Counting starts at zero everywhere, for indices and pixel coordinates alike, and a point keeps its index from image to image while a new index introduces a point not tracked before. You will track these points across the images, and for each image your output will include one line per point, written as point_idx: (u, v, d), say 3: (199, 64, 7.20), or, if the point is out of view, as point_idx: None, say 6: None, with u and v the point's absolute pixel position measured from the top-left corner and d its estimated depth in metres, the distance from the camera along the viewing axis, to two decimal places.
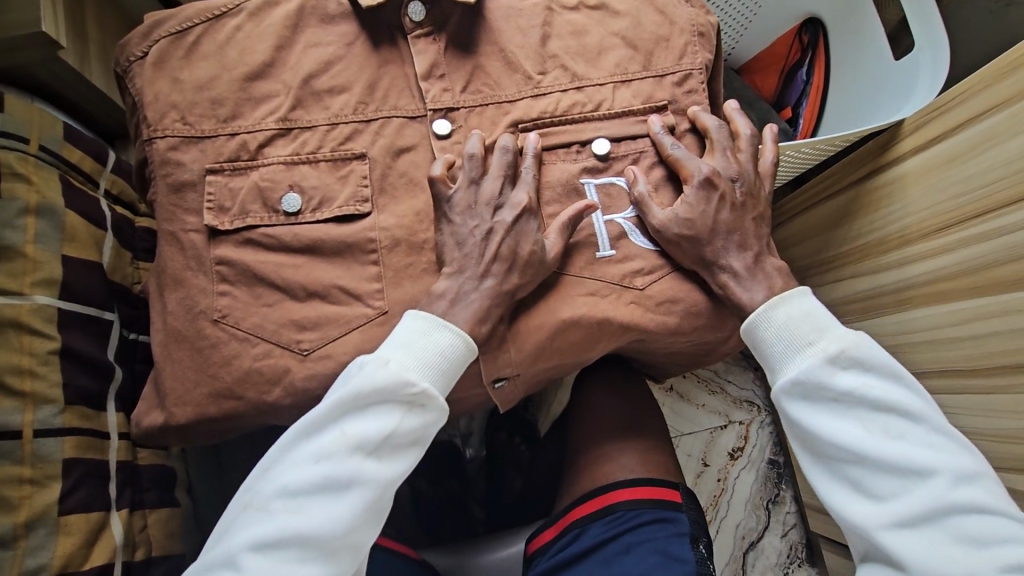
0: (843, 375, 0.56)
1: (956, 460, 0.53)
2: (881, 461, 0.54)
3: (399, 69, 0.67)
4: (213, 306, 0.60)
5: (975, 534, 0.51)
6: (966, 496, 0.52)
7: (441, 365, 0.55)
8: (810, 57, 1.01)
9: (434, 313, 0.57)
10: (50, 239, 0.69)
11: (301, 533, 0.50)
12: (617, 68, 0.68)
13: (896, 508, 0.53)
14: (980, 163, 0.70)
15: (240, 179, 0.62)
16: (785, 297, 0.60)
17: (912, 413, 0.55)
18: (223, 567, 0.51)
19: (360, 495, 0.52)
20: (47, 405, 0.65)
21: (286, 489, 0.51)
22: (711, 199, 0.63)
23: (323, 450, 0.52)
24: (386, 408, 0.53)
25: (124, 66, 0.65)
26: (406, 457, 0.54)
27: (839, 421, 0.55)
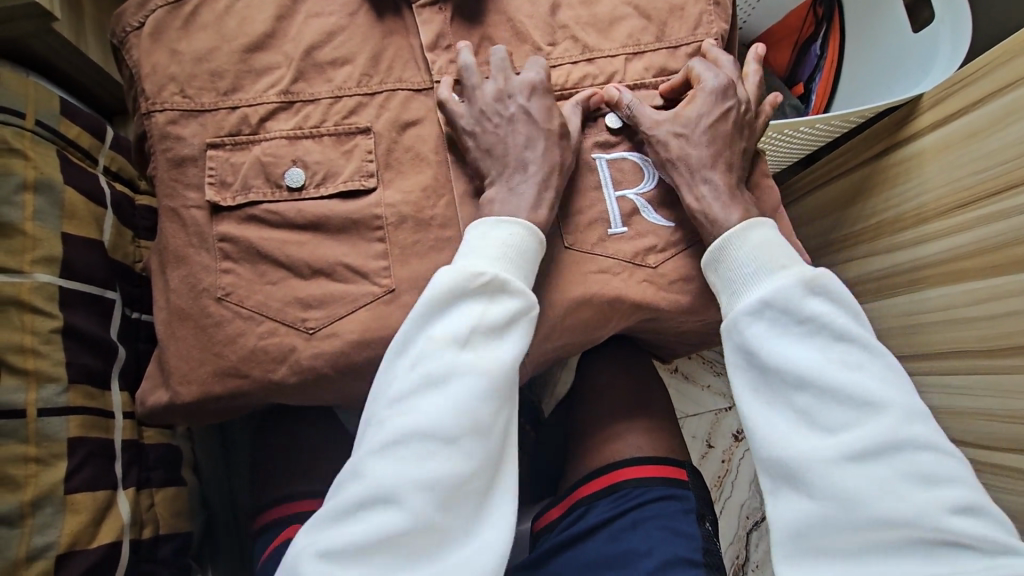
0: (800, 301, 0.53)
1: (905, 396, 0.52)
2: (831, 391, 0.51)
3: (403, 40, 0.65)
4: (216, 284, 0.59)
5: (921, 470, 0.49)
6: (915, 432, 0.50)
7: (510, 254, 0.55)
8: (825, 31, 0.98)
9: (486, 215, 0.57)
10: (49, 216, 0.68)
11: (419, 430, 0.50)
12: (628, 39, 0.66)
13: (844, 440, 0.50)
14: (1004, 136, 0.68)
15: (242, 154, 0.61)
16: (746, 226, 0.57)
17: (866, 346, 0.53)
18: (350, 483, 0.51)
19: (466, 383, 0.51)
20: (50, 384, 0.64)
21: (390, 398, 0.52)
22: (715, 109, 0.61)
23: (414, 353, 0.52)
24: (466, 302, 0.53)
25: (120, 36, 0.63)
26: (504, 346, 0.54)
27: (791, 349, 0.53)
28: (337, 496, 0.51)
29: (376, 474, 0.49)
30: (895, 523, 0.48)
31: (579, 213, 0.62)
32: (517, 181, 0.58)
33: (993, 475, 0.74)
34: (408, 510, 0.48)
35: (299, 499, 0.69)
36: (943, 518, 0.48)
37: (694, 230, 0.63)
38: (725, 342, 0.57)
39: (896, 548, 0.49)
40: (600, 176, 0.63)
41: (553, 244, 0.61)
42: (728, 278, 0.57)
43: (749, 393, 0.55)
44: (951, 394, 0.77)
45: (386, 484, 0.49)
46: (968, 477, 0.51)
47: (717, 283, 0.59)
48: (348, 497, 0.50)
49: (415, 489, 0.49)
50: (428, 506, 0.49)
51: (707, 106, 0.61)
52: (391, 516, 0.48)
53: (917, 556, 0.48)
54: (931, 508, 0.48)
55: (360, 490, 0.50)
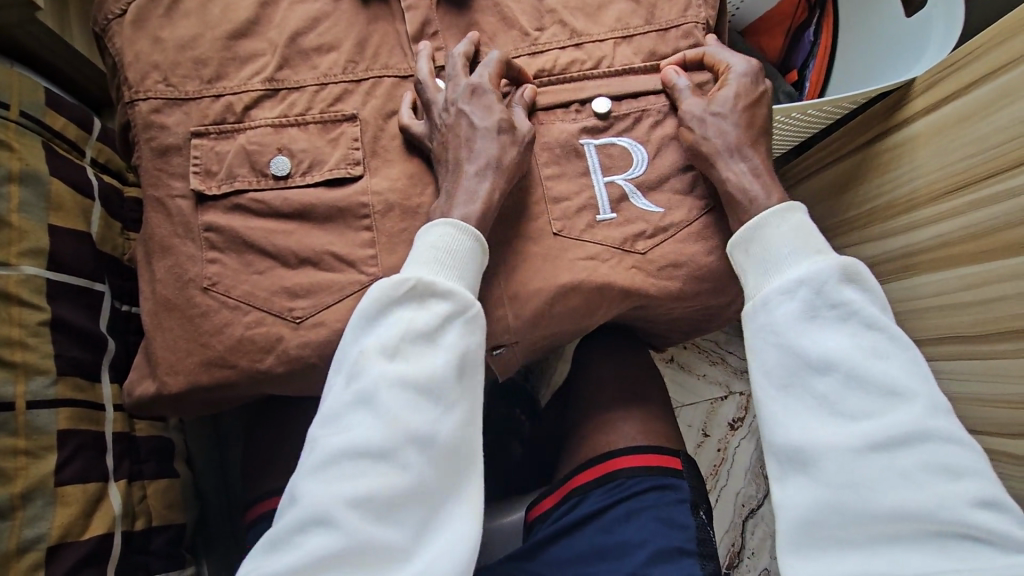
0: (835, 287, 0.53)
1: (931, 389, 0.51)
2: (857, 378, 0.51)
3: (389, 26, 0.64)
4: (202, 274, 0.58)
5: (947, 462, 0.49)
6: (939, 423, 0.50)
7: (439, 255, 0.54)
8: (818, 17, 0.98)
9: (428, 221, 0.57)
10: (35, 207, 0.67)
11: (349, 448, 0.50)
12: (617, 23, 0.65)
13: (866, 428, 0.50)
14: (997, 120, 0.67)
15: (227, 143, 0.60)
16: (785, 209, 0.57)
17: (894, 337, 0.52)
18: (286, 506, 0.51)
19: (394, 394, 0.51)
20: (39, 376, 0.64)
21: (324, 416, 0.52)
22: (750, 91, 0.62)
23: (348, 366, 0.53)
24: (394, 311, 0.53)
25: (102, 24, 0.62)
26: (434, 351, 0.53)
27: (820, 334, 0.53)
28: (278, 522, 0.51)
29: (311, 495, 0.49)
30: (914, 513, 0.48)
31: (568, 200, 0.62)
32: (457, 181, 0.57)
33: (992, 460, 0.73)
34: (344, 532, 0.48)
35: None
36: (964, 510, 0.47)
37: (684, 216, 0.62)
38: (749, 324, 0.56)
39: (908, 540, 0.48)
40: (588, 162, 0.63)
41: (541, 231, 0.61)
42: (759, 259, 0.57)
43: (767, 377, 0.55)
44: (949, 380, 0.77)
45: (320, 505, 0.48)
46: (990, 471, 0.50)
47: (745, 264, 0.58)
48: (282, 524, 0.50)
49: (348, 509, 0.48)
50: (361, 522, 0.48)
51: (741, 88, 0.61)
52: (325, 539, 0.47)
53: (929, 548, 0.48)
54: (953, 500, 0.48)
55: (290, 513, 0.50)
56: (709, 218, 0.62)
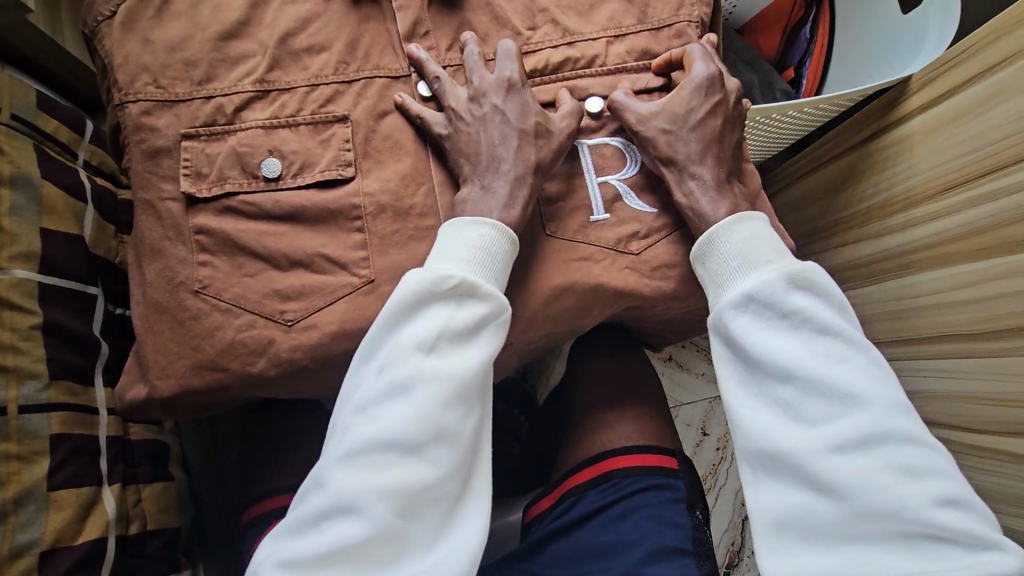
0: (783, 295, 0.53)
1: (890, 391, 0.51)
2: (814, 384, 0.51)
3: (380, 26, 0.64)
4: (193, 277, 0.58)
5: (908, 464, 0.48)
6: (899, 425, 0.49)
7: (482, 256, 0.55)
8: (814, 15, 0.97)
9: (459, 215, 0.57)
10: (26, 211, 0.67)
11: (378, 440, 0.49)
12: (610, 22, 0.65)
13: (825, 433, 0.50)
14: (992, 117, 0.67)
15: (218, 145, 0.60)
16: (732, 222, 0.57)
17: (851, 340, 0.52)
18: (312, 490, 0.51)
19: (433, 390, 0.51)
20: (31, 381, 0.63)
21: (356, 405, 0.51)
22: (704, 101, 0.61)
23: (380, 359, 0.52)
24: (433, 306, 0.53)
25: (91, 26, 0.62)
26: (467, 350, 0.53)
27: (776, 341, 0.52)
28: (299, 508, 0.51)
29: (339, 483, 0.49)
30: (881, 516, 0.48)
31: (561, 200, 0.62)
32: (476, 192, 0.57)
33: (991, 459, 0.73)
34: (370, 520, 0.48)
35: (285, 493, 0.68)
36: (928, 511, 0.47)
37: (678, 215, 0.62)
38: (712, 333, 0.56)
39: (875, 541, 0.48)
40: (582, 162, 0.63)
41: (535, 232, 0.61)
42: (715, 271, 0.57)
43: (732, 384, 0.55)
44: (948, 378, 0.76)
45: (347, 492, 0.48)
46: (955, 471, 0.49)
47: (705, 275, 0.58)
48: (308, 509, 0.50)
49: (374, 500, 0.48)
50: (388, 513, 0.48)
51: (696, 99, 0.60)
52: (352, 528, 0.48)
53: (898, 549, 0.47)
54: (916, 500, 0.47)
55: (317, 498, 0.50)
56: None
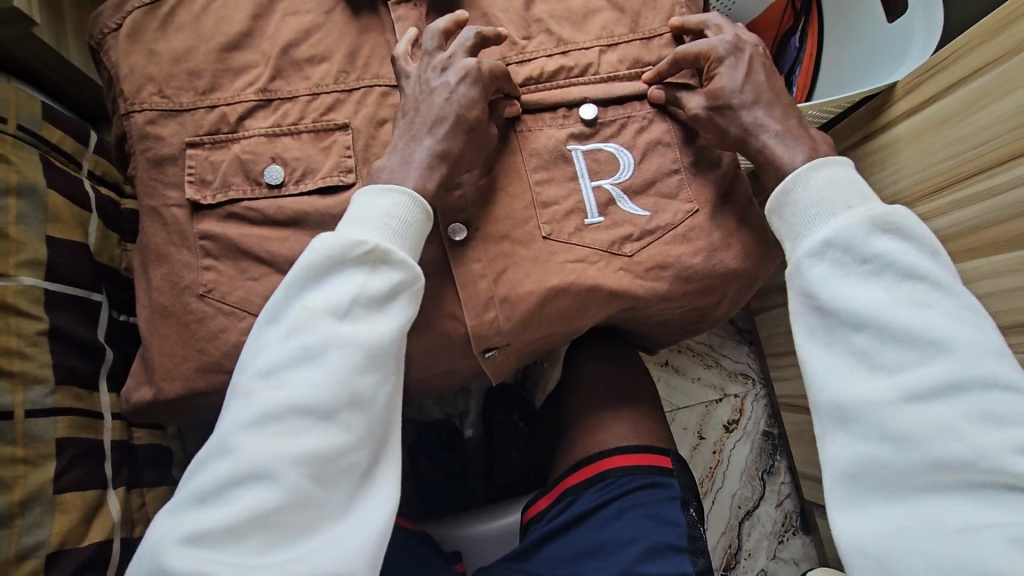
0: (867, 239, 0.54)
1: (976, 336, 0.51)
2: (893, 331, 0.52)
3: (379, 36, 0.66)
4: (198, 282, 0.60)
5: (989, 410, 0.49)
6: (984, 371, 0.50)
7: (394, 225, 0.55)
8: (803, 24, 0.99)
9: (373, 182, 0.57)
10: (33, 219, 0.68)
11: (289, 405, 0.50)
12: (602, 31, 0.67)
13: (904, 381, 0.51)
14: (974, 123, 0.69)
15: (221, 152, 0.61)
16: (813, 167, 0.57)
17: (936, 285, 0.53)
18: (216, 457, 0.51)
19: (344, 356, 0.52)
20: (37, 386, 0.64)
21: (265, 370, 0.52)
22: (742, 63, 0.61)
23: (291, 324, 0.53)
24: (346, 272, 0.54)
25: (98, 38, 0.63)
26: (381, 317, 0.54)
27: (853, 289, 0.54)
28: (202, 475, 0.51)
29: (249, 448, 0.50)
30: (955, 463, 0.49)
31: (556, 203, 0.63)
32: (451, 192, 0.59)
33: None
34: (282, 486, 0.49)
35: None
36: (1007, 459, 0.48)
37: (671, 218, 0.63)
38: (789, 286, 0.58)
39: (950, 488, 0.50)
40: (576, 167, 0.64)
41: (531, 235, 0.62)
42: (793, 223, 0.58)
43: (808, 337, 0.56)
44: None
45: (257, 459, 0.49)
46: None
47: (780, 229, 0.59)
48: (212, 476, 0.50)
49: (287, 465, 0.49)
50: (303, 478, 0.49)
51: (734, 65, 0.61)
52: (262, 494, 0.49)
53: (971, 498, 0.49)
54: (996, 448, 0.48)
55: (223, 464, 0.50)
56: (696, 220, 0.63)
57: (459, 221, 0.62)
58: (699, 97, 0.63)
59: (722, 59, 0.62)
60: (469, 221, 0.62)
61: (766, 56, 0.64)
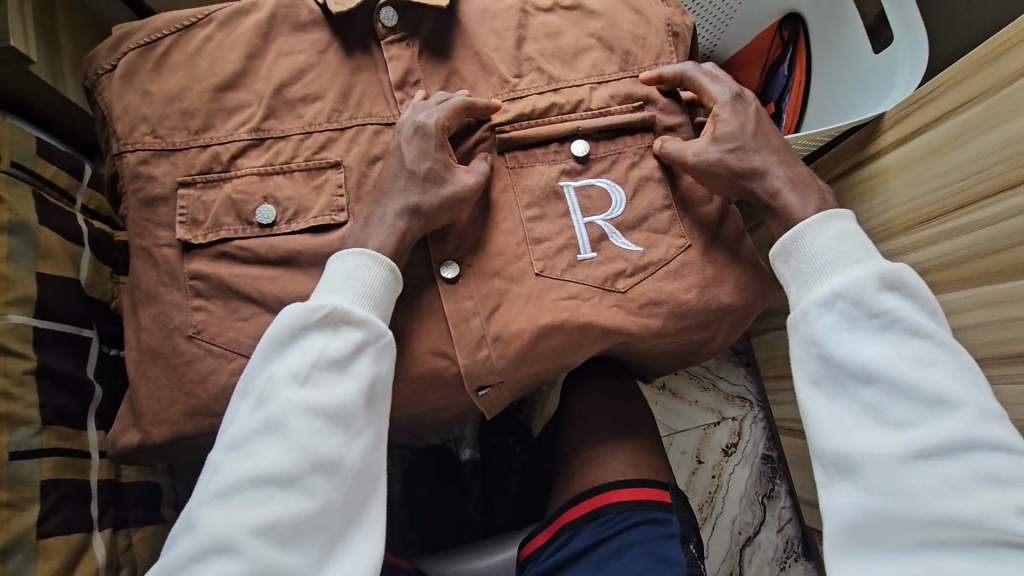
0: (874, 295, 0.54)
1: (982, 396, 0.51)
2: (901, 387, 0.52)
3: (372, 75, 0.66)
4: (188, 322, 0.59)
5: (996, 471, 0.49)
6: (993, 432, 0.50)
7: (359, 285, 0.56)
8: (791, 53, 1.00)
9: (345, 247, 0.59)
10: (23, 256, 0.68)
11: (253, 475, 0.50)
12: (593, 69, 0.68)
13: (913, 437, 0.51)
14: (962, 154, 0.70)
15: (213, 192, 0.61)
16: (822, 218, 0.58)
17: (942, 343, 0.53)
18: (182, 533, 0.51)
19: (302, 423, 0.52)
20: (23, 427, 0.64)
21: (229, 442, 0.52)
22: (745, 110, 0.63)
23: (255, 393, 0.53)
24: (307, 338, 0.54)
25: (93, 79, 0.64)
26: (345, 379, 0.54)
27: (861, 345, 0.53)
28: (169, 554, 0.50)
29: (213, 524, 0.49)
30: (962, 523, 0.48)
31: (549, 239, 0.63)
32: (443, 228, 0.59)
33: None
34: (244, 560, 0.48)
35: None
36: (1013, 521, 0.47)
37: (664, 253, 0.63)
38: (792, 331, 0.57)
39: (958, 548, 0.49)
40: (568, 203, 0.65)
41: (524, 271, 0.62)
42: (799, 270, 0.58)
43: (812, 386, 0.56)
44: None
45: (221, 533, 0.49)
46: None
47: (787, 273, 0.59)
48: (177, 554, 0.49)
49: (251, 537, 0.49)
50: (265, 549, 0.49)
51: (735, 114, 0.63)
52: (224, 569, 0.48)
53: (981, 558, 0.48)
54: (1002, 509, 0.48)
55: (188, 541, 0.50)
56: (688, 256, 0.63)
57: (451, 259, 0.62)
58: (704, 142, 0.62)
59: (723, 105, 0.63)
60: (462, 258, 0.62)
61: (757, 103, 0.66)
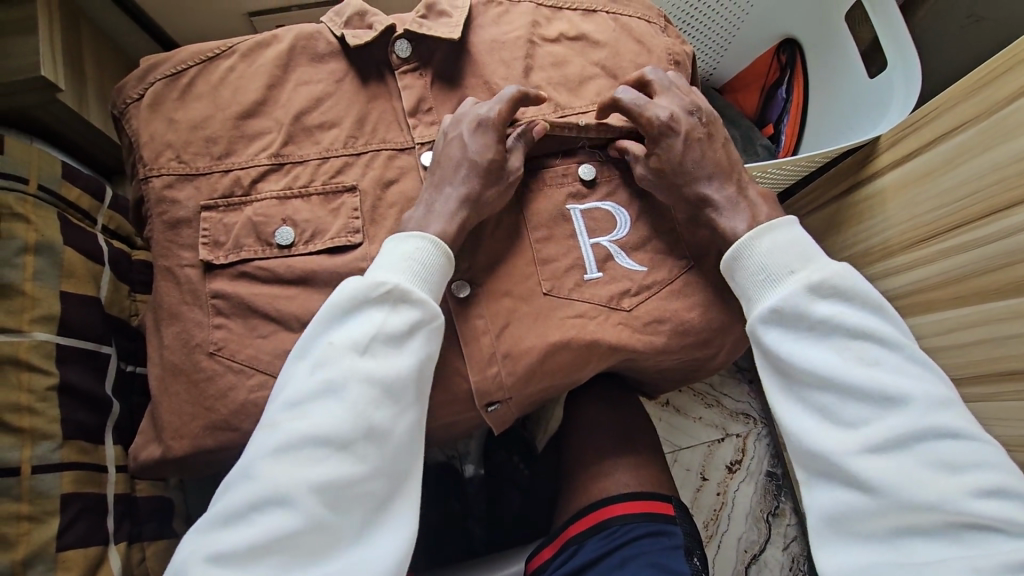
0: (814, 305, 0.57)
1: (929, 388, 0.55)
2: (853, 390, 0.55)
3: (387, 103, 0.69)
4: (209, 339, 0.62)
5: (947, 458, 0.52)
6: (941, 422, 0.53)
7: (416, 264, 0.58)
8: (789, 76, 1.04)
9: (403, 229, 0.61)
10: (49, 276, 0.71)
11: (309, 438, 0.53)
12: (597, 97, 0.71)
13: (868, 434, 0.54)
14: (958, 175, 0.72)
15: (234, 215, 0.64)
16: (762, 231, 0.61)
17: (886, 341, 0.57)
18: (238, 479, 0.53)
19: (361, 391, 0.54)
20: (45, 441, 0.66)
21: (288, 402, 0.55)
22: (678, 142, 0.64)
23: (314, 358, 0.56)
24: (369, 309, 0.57)
25: (121, 107, 0.67)
26: (404, 352, 0.57)
27: (810, 350, 0.57)
28: (225, 500, 0.53)
29: (271, 477, 0.52)
30: (925, 509, 0.51)
31: (556, 260, 0.66)
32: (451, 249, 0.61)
33: None
34: (302, 512, 0.51)
35: None
36: (967, 503, 0.51)
37: (667, 273, 0.66)
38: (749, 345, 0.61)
39: (925, 534, 0.52)
40: (575, 226, 0.67)
41: (532, 291, 0.64)
42: (746, 286, 0.61)
43: (778, 395, 0.59)
44: None
45: (281, 485, 0.52)
46: (999, 461, 0.53)
47: (738, 291, 0.62)
48: (235, 501, 0.52)
49: (310, 493, 0.51)
50: (320, 507, 0.52)
51: (671, 148, 0.64)
52: (285, 519, 0.51)
53: (946, 541, 0.51)
54: (955, 493, 0.51)
55: (246, 487, 0.52)
56: (690, 276, 0.66)
57: (462, 278, 0.64)
58: (645, 167, 0.65)
59: (658, 139, 0.64)
60: (473, 277, 0.64)
61: (704, 128, 0.66)
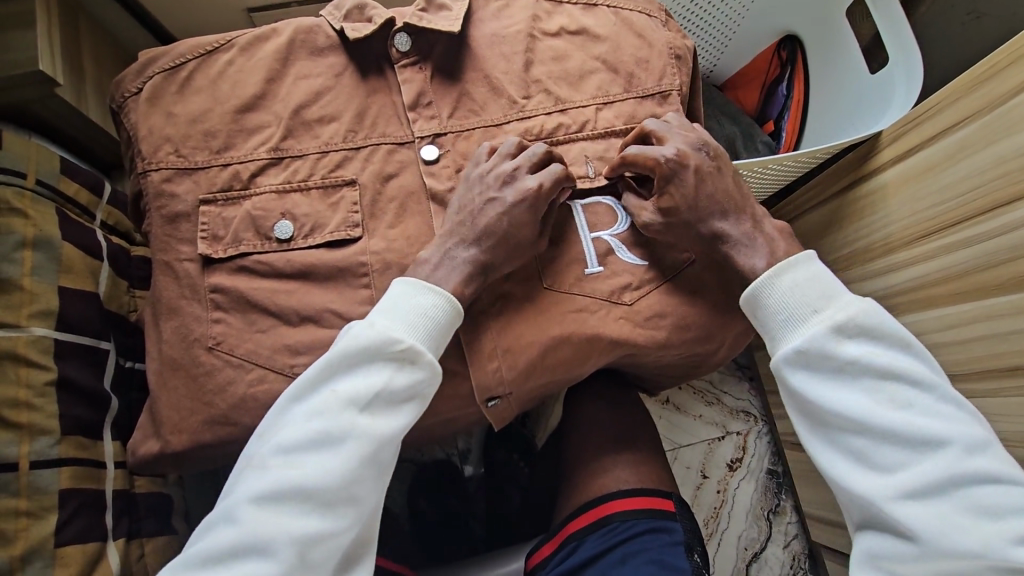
0: (840, 346, 0.57)
1: (964, 432, 0.55)
2: (885, 434, 0.55)
3: (387, 97, 0.69)
4: (208, 334, 0.61)
5: (986, 503, 0.52)
6: (977, 466, 0.53)
7: (428, 324, 0.58)
8: (789, 73, 1.03)
9: (413, 277, 0.60)
10: (47, 271, 0.70)
11: (298, 492, 0.53)
12: (598, 91, 0.71)
13: (904, 480, 0.54)
14: (959, 170, 0.72)
15: (233, 209, 0.64)
16: (779, 269, 0.59)
17: (916, 382, 0.56)
18: (219, 522, 0.54)
19: (352, 450, 0.54)
20: (43, 437, 0.65)
21: (283, 450, 0.54)
22: (685, 179, 0.62)
23: (312, 405, 0.56)
24: (375, 364, 0.56)
25: (119, 101, 0.67)
26: (399, 415, 0.57)
27: (837, 393, 0.57)
28: (203, 542, 0.53)
29: (255, 526, 0.52)
30: (968, 556, 0.51)
31: (556, 255, 0.65)
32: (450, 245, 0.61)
33: None
34: (276, 566, 0.51)
35: None
36: (1008, 550, 0.51)
37: (666, 268, 0.66)
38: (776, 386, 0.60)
39: None
40: (576, 219, 0.67)
41: (533, 285, 0.64)
42: (766, 324, 0.60)
43: (808, 436, 0.59)
44: None
45: (261, 536, 0.52)
46: None
47: (759, 328, 0.62)
48: (215, 543, 0.52)
49: (284, 550, 0.51)
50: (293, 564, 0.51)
51: (677, 189, 0.62)
52: (254, 569, 0.51)
53: None
54: (997, 540, 0.51)
55: (226, 531, 0.53)
56: (691, 271, 0.65)
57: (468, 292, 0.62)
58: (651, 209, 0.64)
59: (664, 178, 0.63)
60: None
61: (713, 162, 0.64)
